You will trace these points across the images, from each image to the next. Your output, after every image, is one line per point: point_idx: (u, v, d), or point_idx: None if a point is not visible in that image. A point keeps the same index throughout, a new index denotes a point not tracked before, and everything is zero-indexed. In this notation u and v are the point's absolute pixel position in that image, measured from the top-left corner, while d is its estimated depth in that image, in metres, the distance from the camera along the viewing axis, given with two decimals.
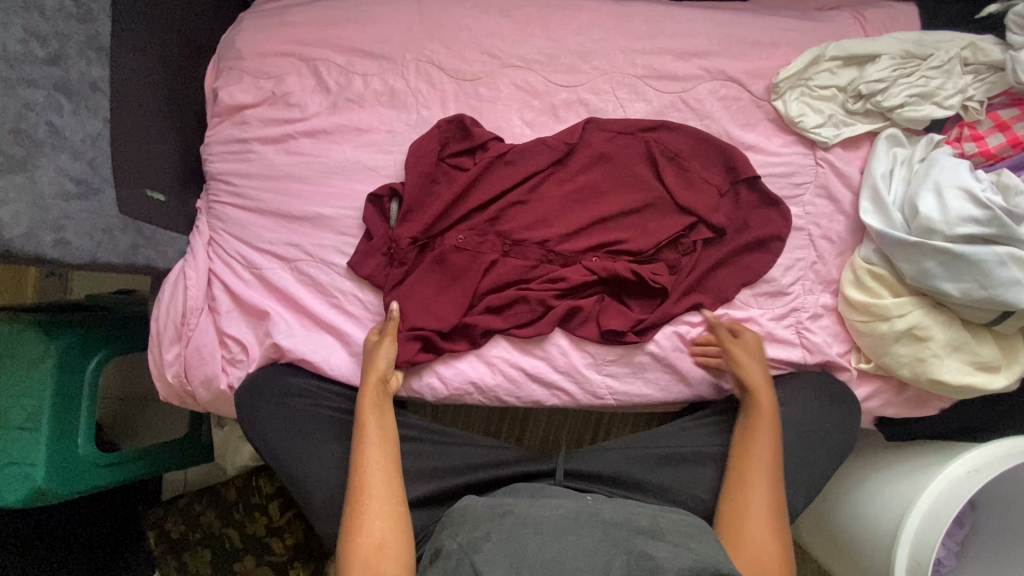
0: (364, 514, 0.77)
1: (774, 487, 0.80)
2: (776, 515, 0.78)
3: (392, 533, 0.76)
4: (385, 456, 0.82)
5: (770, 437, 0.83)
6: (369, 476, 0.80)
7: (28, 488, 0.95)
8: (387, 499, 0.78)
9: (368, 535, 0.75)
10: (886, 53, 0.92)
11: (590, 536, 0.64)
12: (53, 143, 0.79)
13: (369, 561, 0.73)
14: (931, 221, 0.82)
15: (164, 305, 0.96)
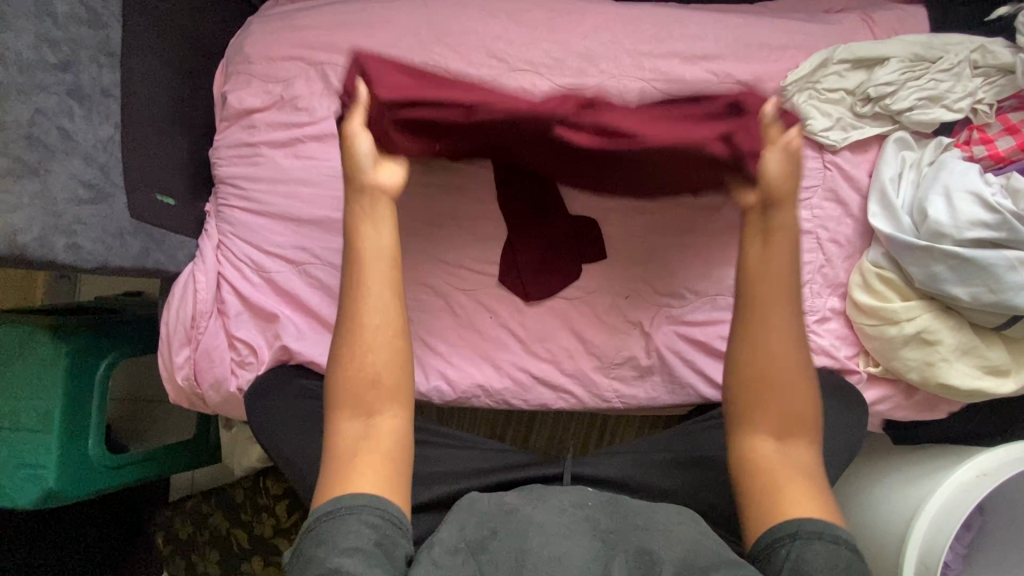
0: (366, 332, 0.65)
1: (793, 336, 0.67)
2: (799, 349, 0.67)
3: (396, 371, 0.65)
4: (389, 242, 0.68)
5: (784, 283, 0.68)
6: (369, 308, 0.66)
7: (40, 490, 0.95)
8: (387, 337, 0.65)
9: (362, 368, 0.64)
10: (895, 56, 0.92)
11: (589, 546, 0.59)
12: (64, 148, 0.79)
13: (371, 371, 0.64)
14: (940, 225, 0.82)
15: (173, 307, 0.96)
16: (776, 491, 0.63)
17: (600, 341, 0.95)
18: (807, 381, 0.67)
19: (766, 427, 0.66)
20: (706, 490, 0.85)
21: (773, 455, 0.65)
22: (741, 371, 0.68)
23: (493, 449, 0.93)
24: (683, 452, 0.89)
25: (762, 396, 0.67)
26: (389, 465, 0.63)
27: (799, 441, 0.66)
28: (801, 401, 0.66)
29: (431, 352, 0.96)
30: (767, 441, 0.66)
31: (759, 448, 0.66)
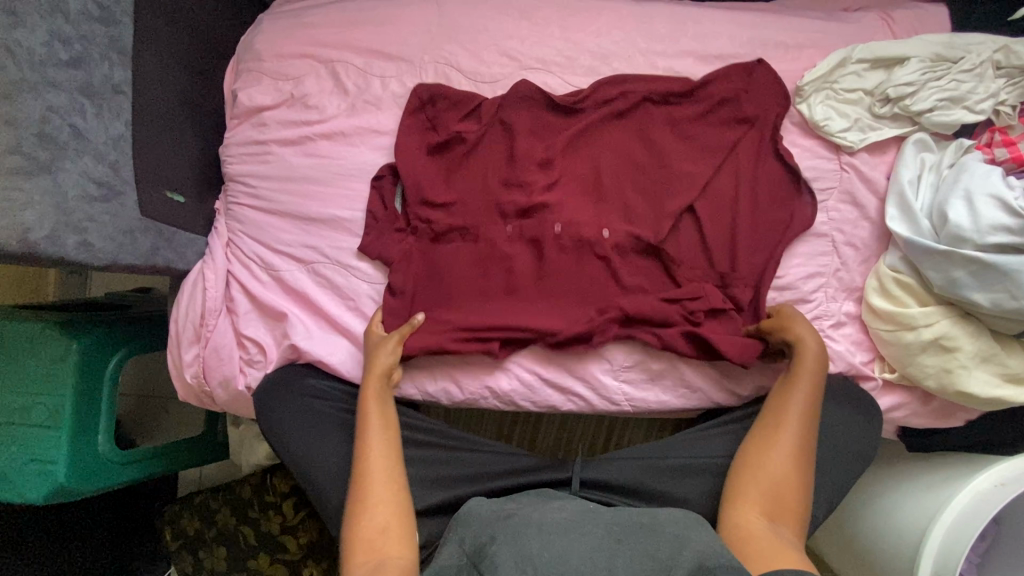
0: (370, 472, 0.80)
1: (799, 432, 0.80)
2: (801, 455, 0.79)
3: (395, 486, 0.79)
4: (380, 422, 0.84)
5: (809, 386, 0.82)
6: (374, 446, 0.82)
7: (50, 486, 0.96)
8: (385, 475, 0.80)
9: (371, 506, 0.76)
10: (916, 55, 0.90)
11: (594, 532, 0.65)
12: (76, 145, 0.79)
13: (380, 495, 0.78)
14: (961, 229, 0.80)
15: (182, 305, 0.96)
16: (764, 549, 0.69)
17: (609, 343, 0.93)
18: (800, 482, 0.77)
19: (764, 510, 0.75)
20: (716, 498, 0.85)
21: (764, 530, 0.72)
22: (748, 464, 0.80)
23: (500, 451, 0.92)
24: (693, 458, 0.88)
25: (750, 485, 0.77)
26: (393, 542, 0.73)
27: (790, 530, 0.73)
28: (785, 476, 0.77)
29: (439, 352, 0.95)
30: (758, 517, 0.74)
31: (748, 521, 0.74)
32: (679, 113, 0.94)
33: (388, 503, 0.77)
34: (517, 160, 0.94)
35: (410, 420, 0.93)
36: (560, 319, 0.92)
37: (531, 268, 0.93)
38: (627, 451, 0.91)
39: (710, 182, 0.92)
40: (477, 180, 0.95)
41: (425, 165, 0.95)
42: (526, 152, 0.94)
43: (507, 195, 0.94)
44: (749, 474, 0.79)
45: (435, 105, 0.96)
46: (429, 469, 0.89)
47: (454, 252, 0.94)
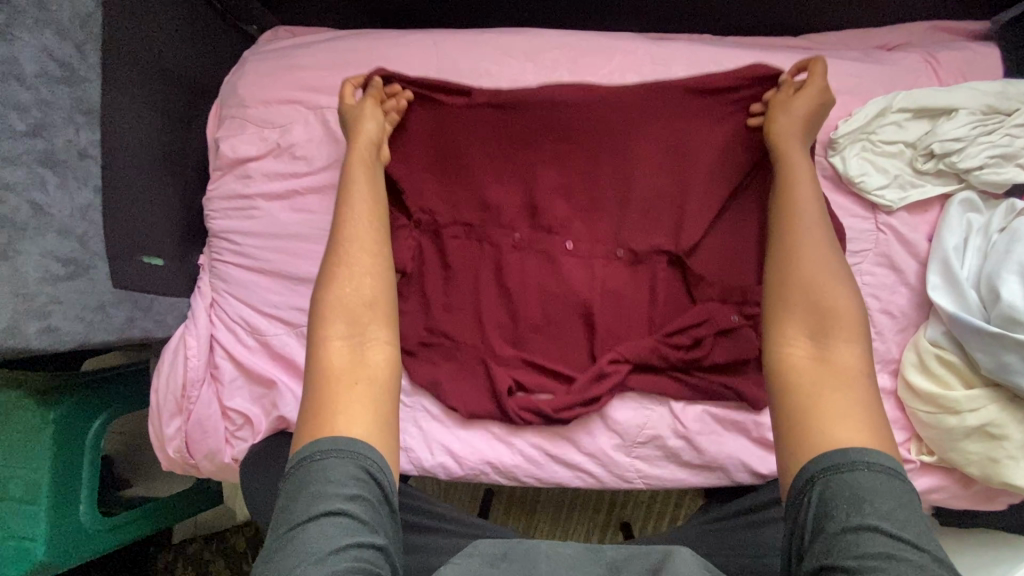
0: (340, 296, 0.64)
1: (822, 224, 0.67)
2: (828, 241, 0.66)
3: (377, 293, 0.65)
4: (363, 215, 0.70)
5: (813, 195, 0.69)
6: (350, 260, 0.67)
7: (27, 565, 0.90)
8: (364, 277, 0.66)
9: (340, 330, 0.63)
10: (964, 106, 0.81)
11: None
12: (38, 223, 0.72)
13: (352, 332, 0.63)
14: (1014, 310, 0.72)
15: (163, 373, 0.89)
16: (812, 394, 0.58)
17: (621, 417, 0.87)
18: (839, 273, 0.63)
19: (809, 326, 0.61)
20: None
21: (812, 355, 0.60)
22: (775, 276, 0.66)
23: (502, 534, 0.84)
24: None
25: (787, 296, 0.63)
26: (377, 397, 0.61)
27: (843, 346, 0.59)
28: (813, 276, 0.63)
29: (437, 424, 0.89)
30: (805, 341, 0.61)
31: (797, 344, 0.61)
32: (697, 128, 0.87)
33: (371, 322, 0.64)
34: (519, 177, 0.89)
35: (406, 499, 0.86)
36: (559, 353, 0.88)
37: (545, 325, 0.87)
38: None
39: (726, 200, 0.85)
40: (482, 231, 0.89)
41: (429, 148, 0.90)
42: (528, 169, 0.89)
43: (506, 213, 0.89)
44: (791, 270, 0.64)
45: (436, 102, 0.89)
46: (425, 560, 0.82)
47: (456, 253, 0.89)
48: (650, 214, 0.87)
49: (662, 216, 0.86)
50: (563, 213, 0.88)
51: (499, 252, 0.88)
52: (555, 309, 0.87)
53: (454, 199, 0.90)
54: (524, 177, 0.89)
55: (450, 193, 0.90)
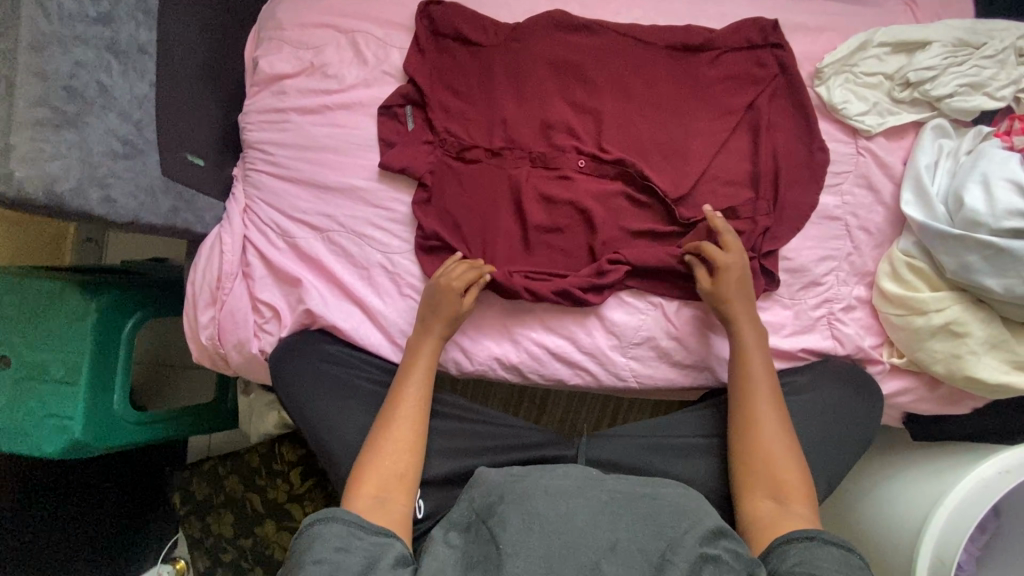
0: (399, 415, 0.84)
1: (770, 401, 0.82)
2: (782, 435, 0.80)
3: (410, 470, 0.81)
4: (422, 377, 0.87)
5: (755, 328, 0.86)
6: (406, 397, 0.85)
7: (67, 441, 0.98)
8: (403, 452, 0.82)
9: (387, 452, 0.81)
10: (937, 40, 0.90)
11: (597, 498, 0.73)
12: (103, 102, 0.81)
13: (398, 441, 0.82)
14: (976, 214, 0.80)
15: (200, 267, 0.98)
16: (776, 522, 0.75)
17: (620, 320, 0.94)
18: (793, 454, 0.79)
19: (770, 491, 0.78)
20: (718, 478, 0.86)
21: (774, 513, 0.76)
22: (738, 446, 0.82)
23: (505, 424, 0.94)
24: (697, 436, 0.89)
25: (746, 448, 0.81)
26: (405, 480, 0.80)
27: (798, 506, 0.75)
28: (774, 445, 0.80)
29: None
30: (768, 502, 0.77)
31: (762, 509, 0.77)
32: (691, 53, 0.96)
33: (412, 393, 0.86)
34: (530, 95, 0.96)
35: None
36: (567, 256, 0.95)
37: (549, 224, 0.94)
38: (632, 428, 0.92)
39: (722, 113, 0.94)
40: (493, 134, 0.96)
41: (447, 71, 0.98)
42: (540, 86, 0.96)
43: (518, 127, 0.95)
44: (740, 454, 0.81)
45: (451, 26, 0.97)
46: (437, 439, 0.91)
47: (474, 163, 0.96)
48: (651, 129, 0.94)
49: (665, 129, 0.94)
50: (573, 126, 0.95)
51: (511, 157, 0.95)
52: (562, 208, 0.94)
53: (470, 113, 0.97)
54: (537, 94, 0.96)
55: (467, 112, 0.97)
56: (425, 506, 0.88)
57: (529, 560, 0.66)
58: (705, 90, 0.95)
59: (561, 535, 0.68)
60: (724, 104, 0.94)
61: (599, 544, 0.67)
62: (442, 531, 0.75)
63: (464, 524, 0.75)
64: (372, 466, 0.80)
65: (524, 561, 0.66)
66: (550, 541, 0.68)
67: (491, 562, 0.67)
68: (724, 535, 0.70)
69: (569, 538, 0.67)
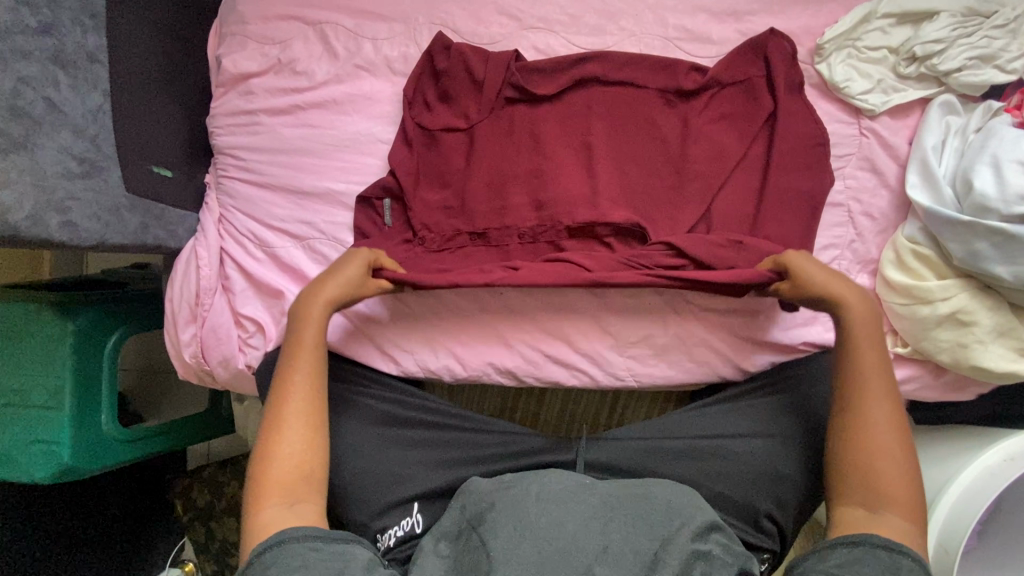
0: (289, 396, 0.77)
1: (888, 397, 0.75)
2: (892, 414, 0.74)
3: (312, 459, 0.76)
4: (314, 349, 0.80)
5: (869, 322, 0.76)
6: (296, 374, 0.79)
7: (55, 466, 0.96)
8: (306, 442, 0.76)
9: (287, 442, 0.76)
10: (945, 10, 0.84)
11: (589, 503, 0.72)
12: (52, 120, 0.77)
13: (297, 429, 0.76)
14: (986, 199, 0.76)
15: (177, 284, 0.94)
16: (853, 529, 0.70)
17: (615, 318, 0.91)
18: (906, 473, 0.72)
19: (861, 499, 0.72)
20: (720, 481, 0.84)
21: (862, 520, 0.71)
22: (834, 417, 0.77)
23: (501, 430, 0.91)
24: (697, 437, 0.86)
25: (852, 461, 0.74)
26: (314, 480, 0.76)
27: (894, 514, 0.69)
28: (896, 472, 0.72)
29: (440, 329, 0.93)
30: (857, 510, 0.72)
31: (847, 515, 0.72)
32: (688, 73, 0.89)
33: (312, 367, 0.80)
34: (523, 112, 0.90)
35: (411, 398, 0.92)
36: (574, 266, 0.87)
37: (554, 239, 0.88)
38: (632, 430, 0.89)
39: (726, 141, 0.87)
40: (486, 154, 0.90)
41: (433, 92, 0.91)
42: (526, 121, 0.90)
43: (511, 162, 0.90)
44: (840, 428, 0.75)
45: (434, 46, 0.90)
46: (429, 451, 0.89)
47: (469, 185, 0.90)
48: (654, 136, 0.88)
49: (662, 163, 0.88)
50: (564, 164, 0.89)
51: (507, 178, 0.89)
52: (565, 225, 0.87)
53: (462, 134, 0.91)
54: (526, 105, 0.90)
55: (458, 136, 0.91)
56: (423, 519, 0.86)
57: (519, 565, 0.64)
58: (707, 120, 0.88)
59: (554, 540, 0.67)
60: (725, 134, 0.88)
61: (593, 547, 0.66)
62: (429, 541, 0.76)
63: (456, 532, 0.75)
64: (272, 466, 0.74)
65: (514, 566, 0.64)
66: (541, 546, 0.66)
67: (481, 567, 0.66)
68: (716, 528, 0.71)
69: (560, 544, 0.66)
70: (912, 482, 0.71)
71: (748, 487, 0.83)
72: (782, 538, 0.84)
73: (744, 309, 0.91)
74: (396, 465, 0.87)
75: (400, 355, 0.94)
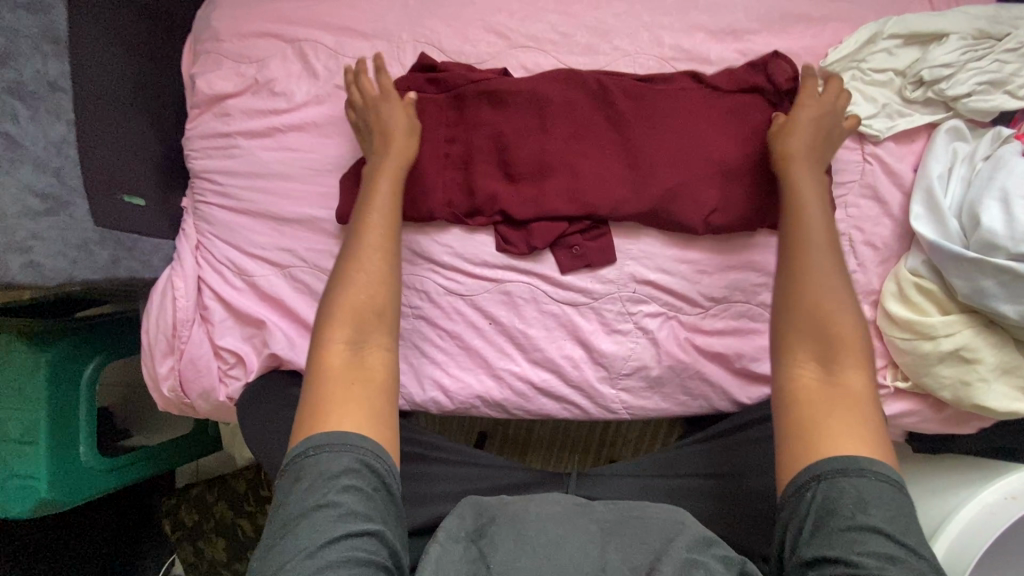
0: (365, 249, 0.70)
1: (829, 240, 0.66)
2: (843, 292, 0.63)
3: (385, 307, 0.67)
4: (387, 200, 0.74)
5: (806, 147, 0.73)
6: (369, 241, 0.70)
7: (34, 501, 0.93)
8: (373, 282, 0.68)
9: (355, 284, 0.67)
10: (955, 31, 0.80)
11: (585, 527, 0.68)
12: (13, 157, 0.77)
13: (356, 308, 0.66)
14: (994, 236, 0.73)
15: (153, 315, 0.90)
16: (809, 407, 0.59)
17: (607, 350, 0.88)
18: (850, 303, 0.62)
19: (809, 352, 0.61)
20: (716, 521, 0.81)
21: (819, 388, 0.59)
22: (787, 314, 0.63)
23: (490, 463, 0.89)
24: (689, 475, 0.84)
25: (788, 344, 0.62)
26: (373, 394, 0.62)
27: (852, 370, 0.59)
28: (837, 313, 0.61)
29: (427, 360, 0.90)
30: (812, 369, 0.60)
31: (801, 378, 0.60)
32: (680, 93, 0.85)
33: (384, 203, 0.73)
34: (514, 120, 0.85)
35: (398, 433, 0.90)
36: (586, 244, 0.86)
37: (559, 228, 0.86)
38: (622, 467, 0.87)
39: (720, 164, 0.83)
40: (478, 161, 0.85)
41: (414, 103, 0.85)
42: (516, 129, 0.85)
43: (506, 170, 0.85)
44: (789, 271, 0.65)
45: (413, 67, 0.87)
46: (416, 487, 0.86)
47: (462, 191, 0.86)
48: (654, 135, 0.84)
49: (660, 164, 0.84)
50: (564, 170, 0.85)
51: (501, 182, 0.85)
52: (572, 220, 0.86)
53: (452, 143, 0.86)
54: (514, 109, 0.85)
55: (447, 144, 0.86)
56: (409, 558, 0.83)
57: None
58: (698, 138, 0.83)
59: (552, 556, 0.63)
60: (717, 151, 0.83)
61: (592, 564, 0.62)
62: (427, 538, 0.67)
63: (454, 536, 0.68)
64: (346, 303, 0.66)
65: None
66: (540, 562, 0.63)
67: None
68: (713, 542, 0.66)
69: (560, 560, 0.63)
70: (862, 333, 0.61)
71: (749, 529, 0.80)
72: None
73: (740, 341, 0.88)
74: None
75: None
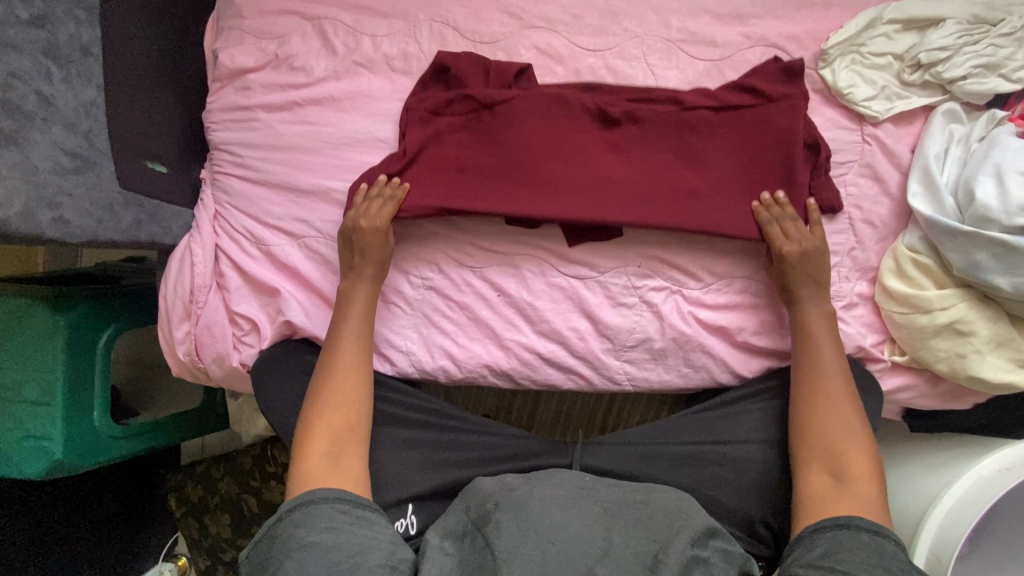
0: (339, 368, 0.82)
1: (838, 360, 0.82)
2: (852, 407, 0.80)
3: (359, 421, 0.80)
4: (359, 320, 0.84)
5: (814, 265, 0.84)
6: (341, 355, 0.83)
7: (47, 462, 0.95)
8: (344, 416, 0.80)
9: (331, 406, 0.80)
10: (951, 17, 0.84)
11: (590, 509, 0.71)
12: (44, 114, 0.77)
13: (333, 434, 0.78)
14: (988, 209, 0.76)
15: (171, 280, 0.92)
16: (833, 498, 0.75)
17: (612, 322, 0.91)
18: (863, 436, 0.79)
19: (829, 467, 0.78)
20: (716, 487, 0.84)
21: (831, 489, 0.76)
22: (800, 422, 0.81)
23: (500, 432, 0.90)
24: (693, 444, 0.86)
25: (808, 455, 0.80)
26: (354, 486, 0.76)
27: (860, 484, 0.75)
28: (852, 431, 0.79)
29: (437, 330, 0.93)
30: (825, 479, 0.77)
31: (817, 484, 0.77)
32: (684, 110, 0.86)
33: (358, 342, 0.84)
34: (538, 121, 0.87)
35: (410, 399, 0.91)
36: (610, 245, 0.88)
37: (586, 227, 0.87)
38: (630, 434, 0.89)
39: (723, 177, 0.86)
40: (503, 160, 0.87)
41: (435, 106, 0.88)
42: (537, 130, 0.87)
43: (529, 169, 0.86)
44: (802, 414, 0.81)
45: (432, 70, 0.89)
46: (426, 453, 0.89)
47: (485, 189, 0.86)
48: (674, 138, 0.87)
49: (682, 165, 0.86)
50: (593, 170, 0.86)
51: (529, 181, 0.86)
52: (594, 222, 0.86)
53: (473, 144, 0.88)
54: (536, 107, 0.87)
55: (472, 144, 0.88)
56: (416, 521, 0.87)
57: (523, 565, 0.64)
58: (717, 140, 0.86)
59: (556, 541, 0.66)
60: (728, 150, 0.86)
61: (596, 551, 0.66)
62: (436, 533, 0.74)
63: (461, 532, 0.73)
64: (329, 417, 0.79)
65: (519, 565, 0.64)
66: (545, 547, 0.66)
67: (487, 568, 0.65)
68: (714, 535, 0.70)
69: (565, 547, 0.66)
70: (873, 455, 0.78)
71: (746, 499, 0.84)
72: (776, 547, 0.85)
73: (742, 315, 0.90)
74: (395, 466, 0.87)
75: (396, 355, 0.93)
